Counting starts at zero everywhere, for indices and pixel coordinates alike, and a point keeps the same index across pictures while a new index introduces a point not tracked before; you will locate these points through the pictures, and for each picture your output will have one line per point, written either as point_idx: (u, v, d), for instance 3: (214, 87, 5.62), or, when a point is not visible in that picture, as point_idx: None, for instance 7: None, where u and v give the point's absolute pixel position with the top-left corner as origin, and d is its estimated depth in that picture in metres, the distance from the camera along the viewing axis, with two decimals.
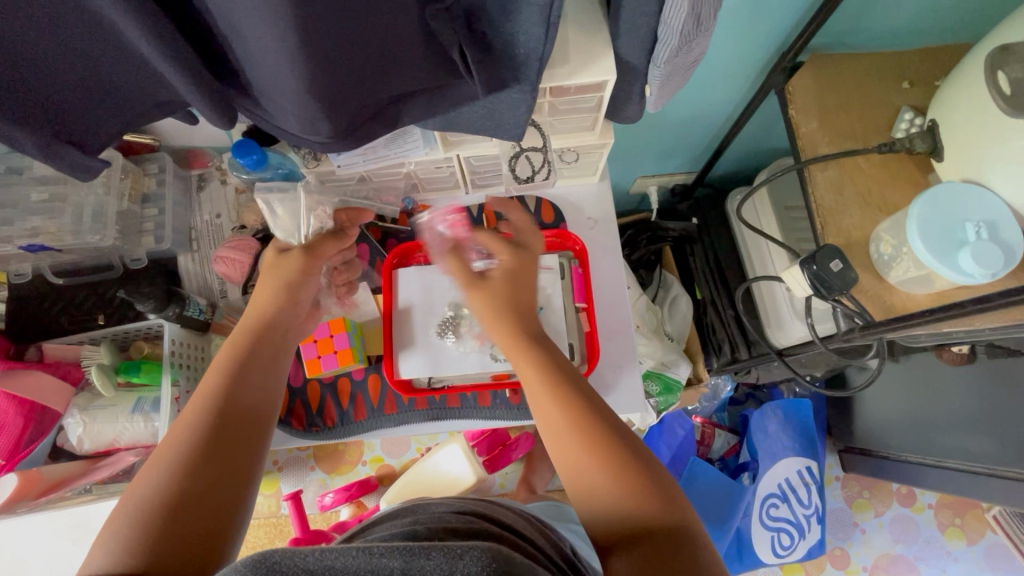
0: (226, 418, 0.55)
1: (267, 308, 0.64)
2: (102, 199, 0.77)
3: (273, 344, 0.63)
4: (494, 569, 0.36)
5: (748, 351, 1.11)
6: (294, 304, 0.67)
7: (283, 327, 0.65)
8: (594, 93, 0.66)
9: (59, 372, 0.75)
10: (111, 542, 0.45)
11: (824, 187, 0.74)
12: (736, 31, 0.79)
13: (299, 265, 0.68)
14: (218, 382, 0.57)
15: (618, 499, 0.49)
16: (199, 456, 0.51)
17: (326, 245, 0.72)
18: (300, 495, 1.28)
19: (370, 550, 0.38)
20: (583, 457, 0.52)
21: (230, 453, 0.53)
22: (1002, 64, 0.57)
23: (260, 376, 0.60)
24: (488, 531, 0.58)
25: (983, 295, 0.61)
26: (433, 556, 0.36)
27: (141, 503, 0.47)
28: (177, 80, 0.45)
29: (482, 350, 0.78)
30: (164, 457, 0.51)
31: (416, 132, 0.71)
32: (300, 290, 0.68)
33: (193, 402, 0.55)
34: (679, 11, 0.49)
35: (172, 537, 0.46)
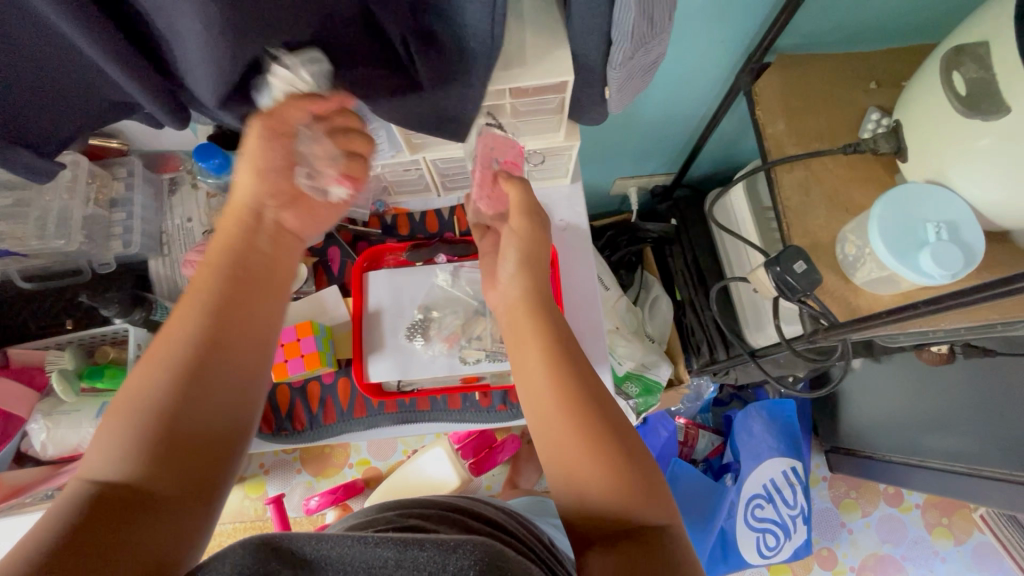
0: (219, 333, 0.53)
1: (242, 199, 0.58)
2: (68, 204, 0.77)
3: (261, 245, 0.58)
4: (482, 564, 0.40)
5: (726, 352, 1.11)
6: (266, 191, 0.58)
7: (263, 214, 0.59)
8: (556, 94, 0.66)
9: (23, 377, 0.77)
10: (109, 451, 0.46)
11: (791, 188, 0.74)
12: (702, 34, 0.79)
13: (263, 139, 0.57)
14: (212, 286, 0.54)
15: (602, 479, 0.49)
16: (197, 372, 0.50)
17: (293, 110, 0.57)
18: (282, 499, 1.27)
19: (364, 539, 0.42)
20: (570, 432, 0.51)
21: (228, 370, 0.52)
22: (957, 65, 0.58)
23: (258, 285, 0.57)
24: (462, 527, 0.59)
25: (944, 295, 0.61)
26: (426, 548, 0.41)
27: (140, 411, 0.47)
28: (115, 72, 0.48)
29: (451, 354, 0.78)
30: (160, 364, 0.50)
31: (381, 133, 0.71)
32: (270, 172, 0.58)
33: (187, 305, 0.53)
34: (628, 13, 0.49)
35: (170, 465, 0.47)
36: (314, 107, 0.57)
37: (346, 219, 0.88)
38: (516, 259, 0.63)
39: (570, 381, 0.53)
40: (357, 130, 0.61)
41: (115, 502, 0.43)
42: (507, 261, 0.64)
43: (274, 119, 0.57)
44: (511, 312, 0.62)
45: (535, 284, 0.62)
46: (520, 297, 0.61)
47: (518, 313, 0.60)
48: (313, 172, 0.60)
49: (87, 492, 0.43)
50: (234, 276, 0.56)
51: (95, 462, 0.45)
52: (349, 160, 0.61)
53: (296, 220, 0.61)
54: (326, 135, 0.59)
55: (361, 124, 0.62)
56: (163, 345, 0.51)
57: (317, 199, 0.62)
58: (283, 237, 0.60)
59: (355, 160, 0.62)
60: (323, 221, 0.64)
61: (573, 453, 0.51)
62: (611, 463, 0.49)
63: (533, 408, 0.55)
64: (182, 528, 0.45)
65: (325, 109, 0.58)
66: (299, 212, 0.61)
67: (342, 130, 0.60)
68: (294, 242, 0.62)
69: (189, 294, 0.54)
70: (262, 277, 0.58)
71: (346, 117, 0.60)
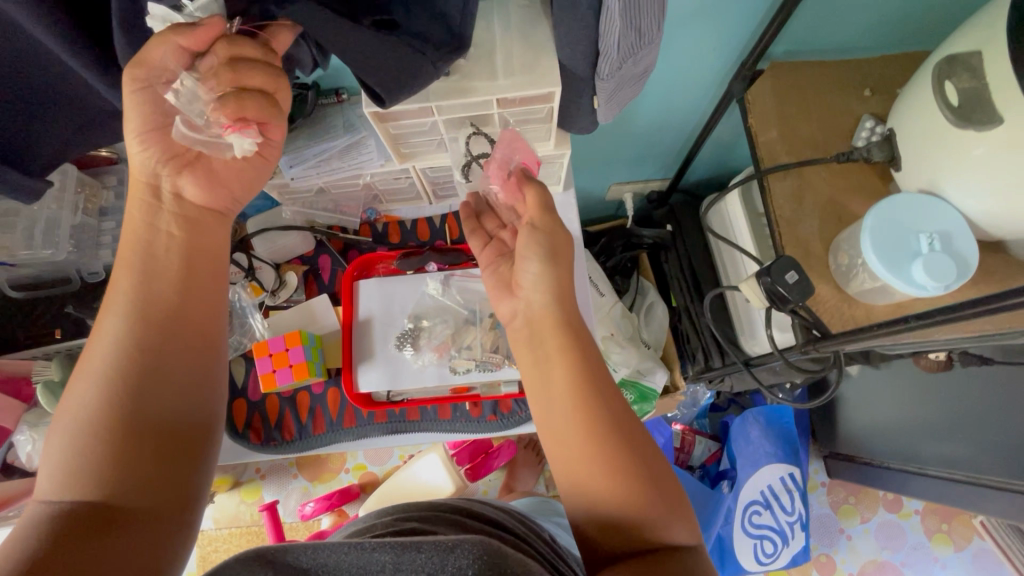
0: (151, 335, 0.52)
1: (136, 170, 0.55)
2: (56, 213, 0.77)
3: (167, 227, 0.55)
4: (482, 561, 0.39)
5: (721, 359, 1.10)
6: (156, 157, 0.54)
7: (160, 186, 0.55)
8: (543, 104, 0.65)
9: (9, 388, 0.77)
10: (59, 469, 0.46)
11: (784, 197, 0.73)
12: (694, 41, 0.78)
13: (139, 97, 0.51)
14: (129, 288, 0.53)
15: (608, 484, 0.49)
16: (132, 377, 0.50)
17: (162, 51, 0.49)
18: (276, 506, 1.26)
19: (361, 545, 0.41)
20: (587, 456, 0.50)
21: (165, 367, 0.51)
22: (949, 75, 0.57)
23: (177, 272, 0.54)
24: (464, 526, 0.58)
25: (938, 307, 0.60)
26: (424, 549, 0.40)
27: (81, 424, 0.47)
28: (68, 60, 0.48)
29: (441, 363, 0.77)
30: (91, 376, 0.49)
31: (371, 143, 0.73)
32: (157, 134, 0.54)
33: (109, 313, 0.52)
34: (615, 25, 0.48)
35: (133, 475, 0.47)
36: (184, 42, 0.48)
37: (337, 227, 0.87)
38: (540, 256, 0.57)
39: (582, 380, 0.52)
40: (244, 59, 0.49)
41: (77, 515, 0.44)
42: (529, 262, 0.58)
43: (142, 68, 0.50)
44: (532, 320, 0.58)
45: (559, 289, 0.57)
46: (546, 298, 0.57)
47: (543, 322, 0.57)
48: (203, 121, 0.52)
49: (47, 512, 0.44)
50: (150, 272, 0.53)
51: (49, 482, 0.46)
52: (239, 100, 0.50)
53: (195, 187, 0.56)
54: (210, 74, 0.49)
55: (254, 52, 0.49)
56: (92, 356, 0.51)
57: (218, 155, 0.55)
58: (190, 211, 0.56)
59: (247, 100, 0.51)
60: (237, 182, 0.59)
61: (580, 457, 0.50)
62: (619, 471, 0.49)
63: (545, 414, 0.54)
64: (158, 527, 0.47)
65: (200, 42, 0.49)
66: (198, 175, 0.56)
67: (226, 63, 0.49)
68: (205, 213, 0.57)
69: (108, 301, 0.53)
70: (181, 262, 0.55)
71: (231, 45, 0.48)
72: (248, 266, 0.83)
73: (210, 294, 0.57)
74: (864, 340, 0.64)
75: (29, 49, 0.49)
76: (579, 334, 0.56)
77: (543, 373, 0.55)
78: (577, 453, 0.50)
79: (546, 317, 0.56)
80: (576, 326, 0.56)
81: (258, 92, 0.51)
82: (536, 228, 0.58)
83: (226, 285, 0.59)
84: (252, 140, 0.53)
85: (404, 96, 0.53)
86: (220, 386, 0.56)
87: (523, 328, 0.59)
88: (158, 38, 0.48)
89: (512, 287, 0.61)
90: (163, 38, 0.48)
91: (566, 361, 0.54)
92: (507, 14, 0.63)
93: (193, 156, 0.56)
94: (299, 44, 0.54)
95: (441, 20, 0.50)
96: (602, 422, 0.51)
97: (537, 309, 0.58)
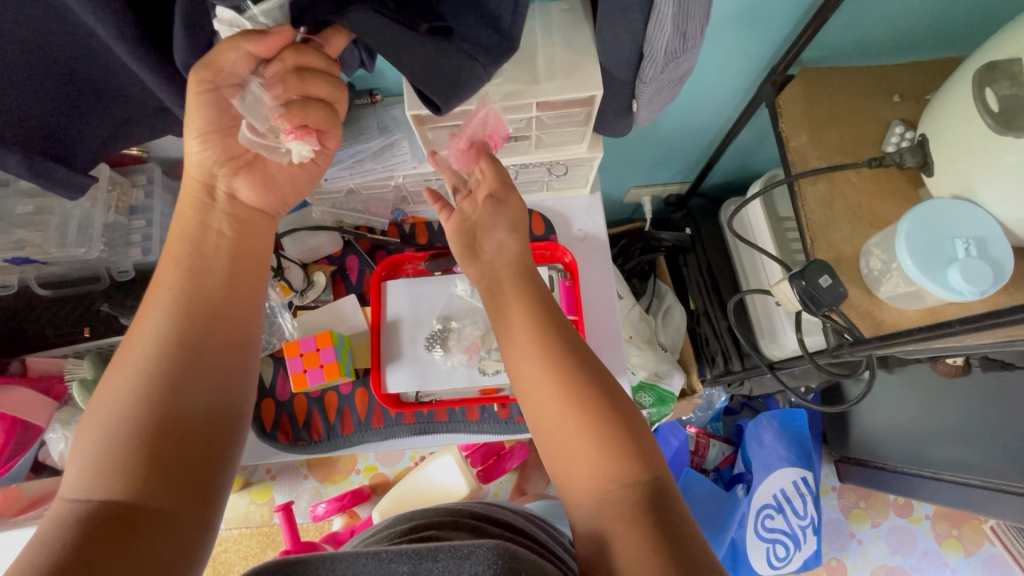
0: (190, 330, 0.53)
1: (192, 168, 0.56)
2: (89, 211, 0.77)
3: (219, 225, 0.57)
4: (498, 566, 0.40)
5: (741, 362, 1.10)
6: (215, 158, 0.56)
7: (215, 186, 0.57)
8: (582, 107, 0.65)
9: (41, 387, 0.81)
10: (89, 464, 0.46)
11: (815, 202, 0.74)
12: (724, 50, 0.79)
13: (203, 98, 0.53)
14: (175, 283, 0.54)
15: (607, 471, 0.49)
16: (171, 371, 0.50)
17: (232, 54, 0.50)
18: (290, 507, 1.24)
19: (380, 555, 0.41)
20: (581, 435, 0.51)
21: (202, 368, 0.52)
22: (990, 81, 0.57)
23: (224, 269, 0.56)
24: (480, 529, 0.59)
25: (974, 312, 0.61)
26: (441, 557, 0.41)
27: (115, 421, 0.48)
28: (132, 61, 0.49)
29: (471, 364, 0.77)
30: (130, 371, 0.50)
31: (404, 145, 0.74)
32: (218, 136, 0.55)
33: (152, 308, 0.53)
34: (663, 28, 0.48)
35: (161, 470, 0.47)
36: (254, 48, 0.50)
37: (364, 228, 0.87)
38: (506, 226, 0.64)
39: (565, 375, 0.53)
40: (311, 69, 0.52)
41: (103, 510, 0.44)
42: (497, 230, 0.64)
43: (211, 71, 0.51)
44: (496, 286, 0.62)
45: (520, 259, 0.64)
46: (510, 262, 0.63)
47: (505, 282, 0.61)
48: (265, 125, 0.55)
49: (73, 512, 0.44)
50: (196, 268, 0.55)
51: (77, 478, 0.46)
52: (305, 108, 0.54)
53: (249, 188, 0.58)
54: (276, 81, 0.52)
55: (319, 62, 0.53)
56: (131, 350, 0.51)
57: (276, 159, 0.58)
58: (241, 212, 0.58)
59: (312, 108, 0.54)
60: (290, 186, 0.61)
61: (574, 453, 0.51)
62: (616, 461, 0.49)
63: (535, 418, 0.54)
64: (180, 532, 0.46)
65: (270, 50, 0.51)
66: (255, 176, 0.58)
67: (293, 71, 0.52)
68: (256, 214, 0.59)
69: (151, 297, 0.54)
70: (229, 260, 0.57)
71: (299, 54, 0.52)
72: (276, 266, 0.83)
73: (247, 295, 0.58)
74: (897, 345, 0.64)
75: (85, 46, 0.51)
76: (551, 315, 0.58)
77: (524, 371, 0.55)
78: (570, 434, 0.51)
79: (506, 273, 0.62)
80: (552, 316, 0.58)
81: (320, 101, 0.55)
82: (498, 201, 0.65)
83: (264, 282, 0.61)
84: (311, 147, 0.56)
85: (458, 102, 0.56)
86: (250, 391, 0.56)
87: (488, 299, 0.62)
88: (231, 44, 0.50)
89: (475, 251, 0.65)
90: (232, 42, 0.50)
91: (543, 355, 0.55)
92: (549, 18, 0.63)
93: (250, 157, 0.58)
94: (350, 49, 0.57)
95: (490, 23, 0.52)
96: (593, 414, 0.51)
97: (506, 295, 0.61)
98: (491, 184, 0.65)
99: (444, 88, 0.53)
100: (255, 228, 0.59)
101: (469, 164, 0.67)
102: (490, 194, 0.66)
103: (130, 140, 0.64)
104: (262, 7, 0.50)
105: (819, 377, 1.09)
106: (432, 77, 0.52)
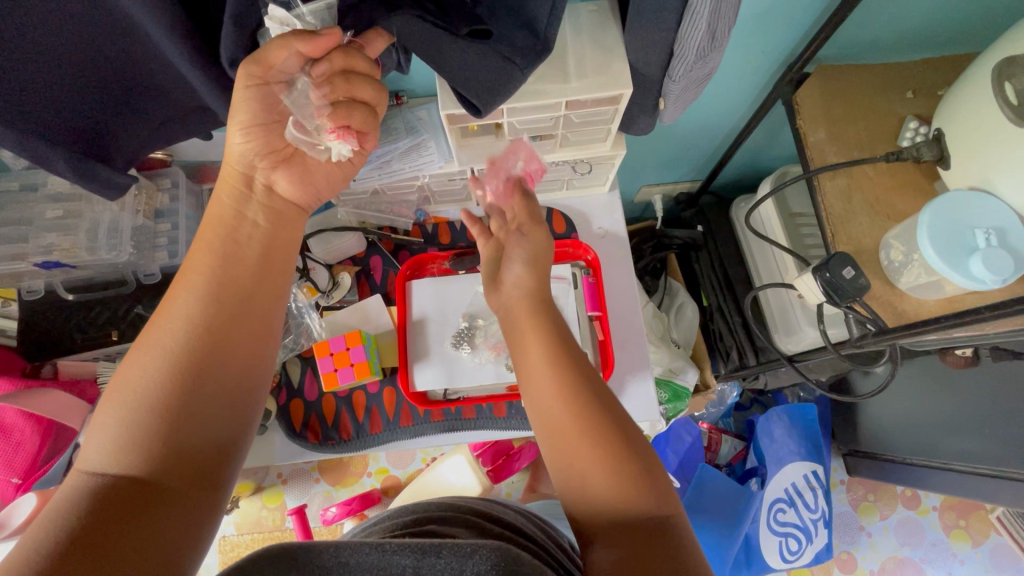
0: (220, 322, 0.54)
1: (233, 158, 0.58)
2: (117, 215, 0.80)
3: (254, 217, 0.59)
4: (499, 566, 0.40)
5: (756, 357, 1.11)
6: (256, 151, 0.58)
7: (253, 177, 0.59)
8: (610, 106, 0.66)
9: (75, 390, 0.82)
10: (111, 442, 0.47)
11: (834, 195, 0.75)
12: (741, 50, 0.80)
13: (253, 93, 0.54)
14: (207, 269, 0.55)
15: (612, 468, 0.50)
16: (198, 362, 0.51)
17: (281, 54, 0.52)
18: (303, 509, 1.21)
19: (382, 547, 0.42)
20: (590, 432, 0.52)
21: (226, 355, 0.53)
22: (1008, 76, 0.59)
23: (255, 258, 0.58)
24: (483, 529, 0.59)
25: (995, 300, 0.62)
26: (443, 554, 0.41)
27: (140, 398, 0.48)
28: (182, 62, 0.51)
29: (498, 361, 0.78)
30: (158, 349, 0.51)
31: (431, 145, 0.76)
32: (262, 130, 0.57)
33: (183, 289, 0.54)
34: (696, 29, 0.49)
35: (178, 461, 0.48)
36: (304, 48, 0.51)
37: (387, 228, 0.89)
38: (524, 260, 0.66)
39: (572, 374, 0.56)
40: (356, 72, 0.56)
41: (119, 491, 0.44)
42: (514, 263, 0.67)
43: (261, 67, 0.53)
44: (511, 318, 0.64)
45: (537, 293, 0.65)
46: (525, 295, 0.64)
47: (520, 316, 0.63)
48: (311, 123, 0.58)
49: (90, 485, 0.44)
50: (228, 255, 0.56)
51: (96, 454, 0.46)
52: (348, 110, 0.58)
53: (288, 182, 0.61)
54: (323, 81, 0.55)
55: (364, 65, 0.56)
56: (160, 333, 0.52)
57: (315, 155, 0.61)
58: (277, 203, 0.61)
59: (354, 110, 0.58)
60: (323, 182, 0.64)
61: (581, 437, 0.52)
62: (615, 455, 0.51)
63: (540, 411, 0.56)
64: (189, 518, 0.46)
65: (319, 50, 0.52)
66: (292, 172, 0.61)
67: (341, 73, 0.55)
68: (289, 207, 0.62)
69: (183, 280, 0.55)
70: (260, 250, 0.58)
71: (346, 57, 0.55)
72: (303, 267, 0.85)
73: (275, 304, 0.59)
74: (919, 335, 0.66)
75: (131, 46, 0.53)
76: (561, 332, 0.61)
77: (534, 374, 0.58)
78: (579, 429, 0.53)
79: (526, 293, 0.64)
80: (563, 335, 0.61)
81: (363, 104, 0.59)
82: (521, 235, 0.68)
83: (290, 280, 0.62)
84: (350, 147, 0.60)
85: (497, 103, 0.58)
86: (267, 392, 0.58)
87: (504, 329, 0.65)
88: (281, 42, 0.51)
89: (497, 284, 0.69)
90: (283, 41, 0.51)
91: (552, 356, 0.58)
92: (578, 18, 0.65)
93: (289, 153, 0.61)
94: (390, 53, 0.62)
95: (525, 26, 0.53)
96: (596, 411, 0.53)
97: (520, 320, 0.63)
98: (521, 217, 0.70)
99: (483, 91, 0.56)
100: (288, 224, 0.62)
101: (504, 198, 0.72)
102: (517, 228, 0.69)
103: (166, 142, 0.65)
104: (310, 7, 0.53)
105: (833, 369, 1.11)
106: (473, 81, 0.55)
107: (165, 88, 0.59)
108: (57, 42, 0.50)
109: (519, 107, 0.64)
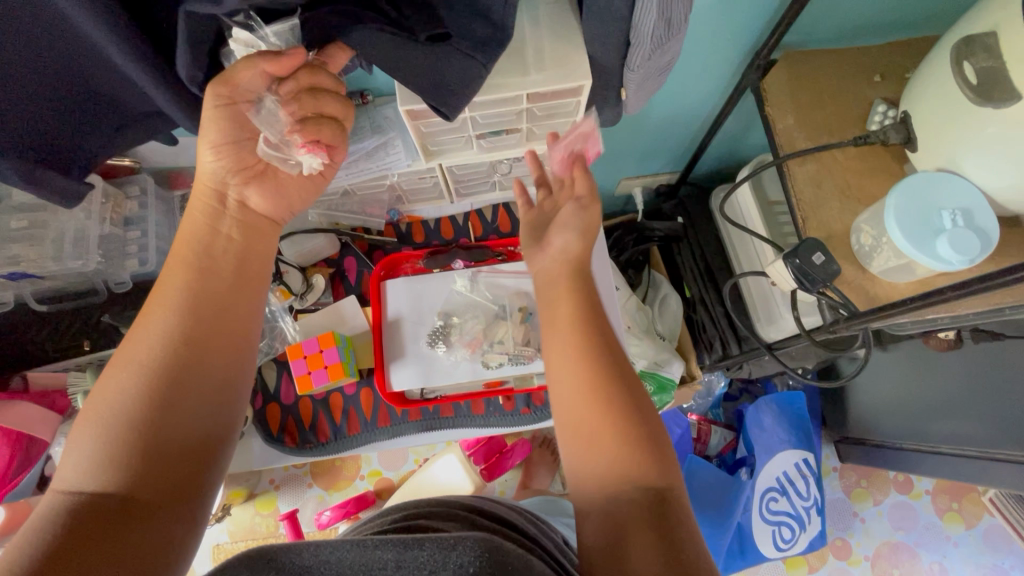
0: (194, 334, 0.53)
1: (203, 176, 0.59)
2: (84, 224, 0.80)
3: (228, 231, 0.59)
4: (483, 559, 0.40)
5: (738, 347, 1.12)
6: (228, 167, 0.59)
7: (226, 193, 0.59)
8: (571, 98, 0.67)
9: (47, 401, 0.84)
10: (87, 458, 0.46)
11: (804, 182, 0.75)
12: (708, 40, 0.80)
13: (220, 111, 0.56)
14: (183, 280, 0.55)
15: (621, 461, 0.49)
16: (174, 376, 0.51)
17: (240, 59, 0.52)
18: (295, 514, 1.20)
19: (364, 543, 0.42)
20: (599, 426, 0.50)
21: (204, 367, 0.53)
22: (967, 55, 0.58)
23: (229, 270, 0.57)
24: (469, 521, 0.59)
25: (964, 281, 0.62)
26: (426, 547, 0.40)
27: (116, 413, 0.48)
28: (138, 74, 0.51)
29: (474, 358, 0.78)
30: (133, 364, 0.50)
31: (397, 142, 0.76)
32: (232, 146, 0.58)
33: (158, 303, 0.54)
34: (648, 16, 0.49)
35: (155, 476, 0.47)
36: (270, 68, 0.54)
37: (361, 228, 0.90)
38: (576, 229, 0.61)
39: (596, 361, 0.53)
40: (322, 88, 0.57)
41: (96, 507, 0.44)
42: (566, 229, 0.62)
43: (228, 86, 0.54)
44: (550, 280, 0.60)
45: (581, 264, 0.60)
46: (569, 262, 0.60)
47: (560, 276, 0.59)
48: (282, 138, 0.58)
49: (65, 502, 0.44)
50: (203, 267, 0.56)
51: (72, 470, 0.46)
52: (318, 124, 0.58)
53: (261, 197, 0.61)
54: (291, 99, 0.56)
55: (327, 79, 0.58)
56: (135, 347, 0.51)
57: (287, 170, 0.61)
58: (250, 216, 0.61)
59: (324, 125, 0.58)
60: (297, 195, 0.64)
61: (592, 431, 0.50)
62: (631, 447, 0.49)
63: (557, 399, 0.54)
64: (169, 528, 0.46)
65: (285, 69, 0.54)
66: (266, 186, 0.61)
67: (308, 91, 0.57)
68: (263, 220, 0.62)
69: (156, 295, 0.54)
70: (234, 262, 0.58)
71: (312, 75, 0.57)
72: (276, 271, 0.85)
73: (254, 316, 0.59)
74: (891, 317, 0.65)
75: (83, 55, 0.53)
76: (594, 306, 0.56)
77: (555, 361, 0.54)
78: (590, 424, 0.51)
79: (563, 269, 0.60)
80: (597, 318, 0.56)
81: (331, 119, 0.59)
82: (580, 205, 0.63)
83: (265, 292, 0.61)
84: (321, 160, 0.59)
85: (462, 104, 0.57)
86: (247, 399, 0.57)
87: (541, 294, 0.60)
88: (246, 63, 0.53)
89: (540, 243, 0.63)
90: (248, 61, 0.53)
91: (581, 342, 0.54)
92: (535, 10, 0.64)
93: (261, 168, 0.61)
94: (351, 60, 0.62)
95: (482, 17, 0.53)
96: (619, 404, 0.51)
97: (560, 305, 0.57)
98: (579, 190, 0.64)
99: (448, 93, 0.56)
100: (257, 230, 0.61)
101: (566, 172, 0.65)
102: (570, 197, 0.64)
103: (126, 149, 0.65)
104: (274, 28, 0.54)
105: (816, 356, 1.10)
106: (441, 86, 0.55)
107: (121, 96, 0.59)
108: (9, 55, 0.50)
109: (480, 101, 0.63)
